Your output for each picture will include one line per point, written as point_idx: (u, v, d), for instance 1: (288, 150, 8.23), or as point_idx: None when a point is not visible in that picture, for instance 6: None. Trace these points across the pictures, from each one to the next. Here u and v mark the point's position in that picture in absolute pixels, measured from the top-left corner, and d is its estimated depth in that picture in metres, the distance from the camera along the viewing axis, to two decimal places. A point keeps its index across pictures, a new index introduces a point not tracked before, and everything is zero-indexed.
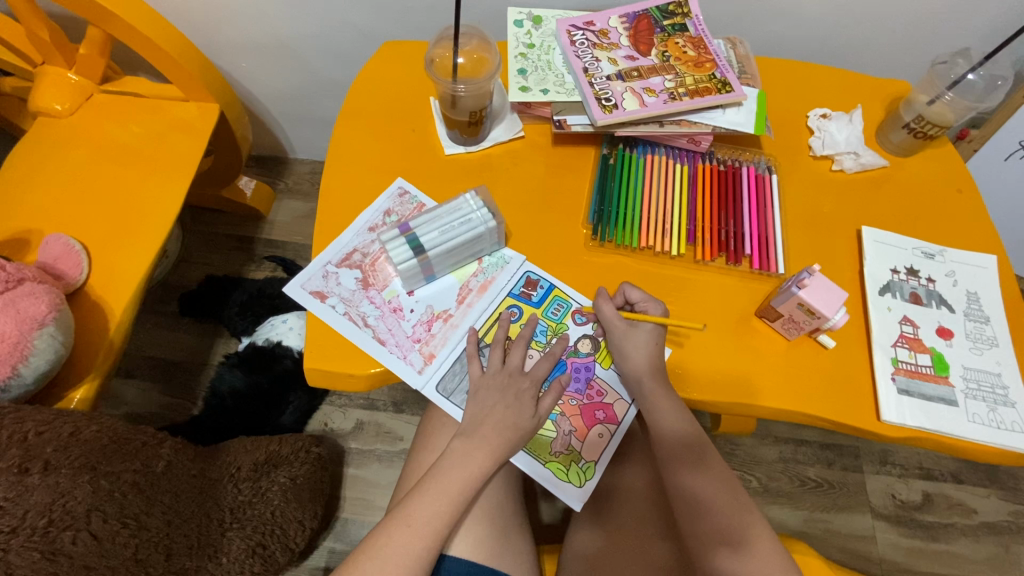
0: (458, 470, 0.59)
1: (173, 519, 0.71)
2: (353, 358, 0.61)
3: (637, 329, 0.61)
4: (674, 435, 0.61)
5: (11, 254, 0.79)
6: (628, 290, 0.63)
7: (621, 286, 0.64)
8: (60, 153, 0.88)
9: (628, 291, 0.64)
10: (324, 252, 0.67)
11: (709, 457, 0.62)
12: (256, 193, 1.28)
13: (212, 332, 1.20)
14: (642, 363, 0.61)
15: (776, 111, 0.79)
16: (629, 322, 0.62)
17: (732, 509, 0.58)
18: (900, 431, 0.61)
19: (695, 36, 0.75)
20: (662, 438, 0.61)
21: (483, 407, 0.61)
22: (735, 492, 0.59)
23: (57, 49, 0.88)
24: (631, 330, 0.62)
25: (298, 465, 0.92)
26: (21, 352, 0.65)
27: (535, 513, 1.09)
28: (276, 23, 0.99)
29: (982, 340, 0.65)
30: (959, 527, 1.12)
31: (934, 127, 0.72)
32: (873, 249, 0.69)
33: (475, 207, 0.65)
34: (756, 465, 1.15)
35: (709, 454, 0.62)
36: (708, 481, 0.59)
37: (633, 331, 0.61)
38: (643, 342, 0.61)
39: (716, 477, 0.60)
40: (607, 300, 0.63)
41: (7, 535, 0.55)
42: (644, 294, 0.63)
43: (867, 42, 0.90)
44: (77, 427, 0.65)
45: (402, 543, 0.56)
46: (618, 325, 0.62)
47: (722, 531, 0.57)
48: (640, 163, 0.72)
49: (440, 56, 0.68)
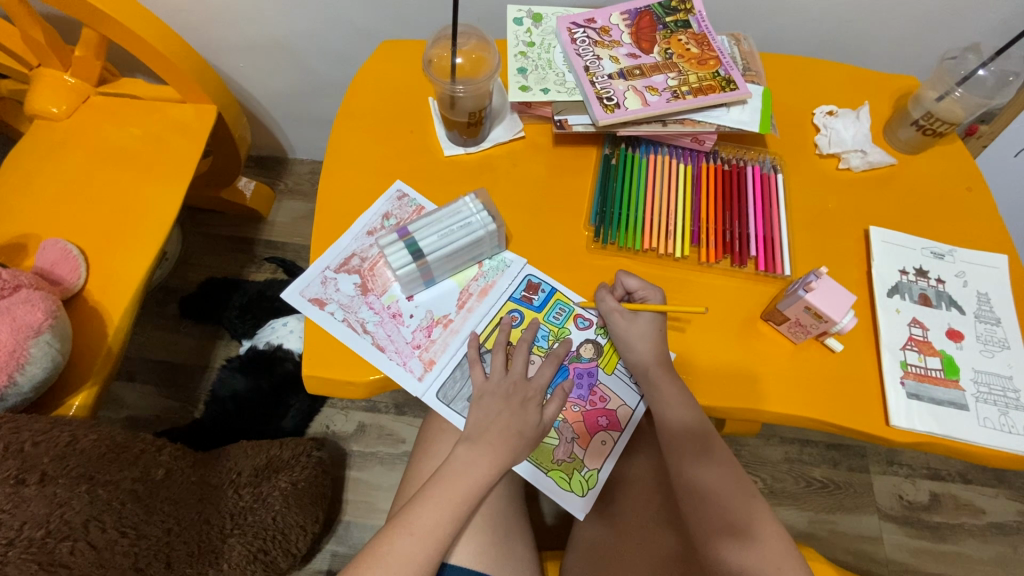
0: (462, 478, 0.59)
1: (173, 528, 0.70)
2: (352, 367, 0.60)
3: (638, 320, 0.61)
4: (687, 431, 0.59)
5: (7, 261, 0.78)
6: (624, 280, 0.63)
7: (617, 277, 0.64)
8: (57, 156, 0.87)
9: (625, 281, 0.63)
10: (322, 257, 0.66)
11: (716, 447, 0.60)
12: (255, 194, 1.27)
13: (213, 335, 1.20)
14: (644, 353, 0.60)
15: (781, 108, 0.78)
16: (630, 312, 0.61)
17: (743, 510, 0.56)
18: (909, 436, 0.60)
19: (698, 32, 0.73)
20: (673, 434, 0.59)
21: (488, 415, 0.60)
22: (745, 490, 0.58)
23: (53, 51, 0.87)
24: (633, 321, 0.61)
25: (299, 470, 0.91)
26: (17, 360, 0.64)
27: (538, 515, 1.08)
28: (274, 23, 0.98)
29: (993, 343, 0.64)
30: (967, 527, 1.11)
31: (943, 124, 0.71)
32: (881, 250, 0.68)
33: (475, 211, 0.64)
34: (761, 466, 1.14)
35: (716, 446, 0.60)
36: (719, 480, 0.58)
37: (636, 322, 0.61)
38: (646, 333, 0.61)
39: (729, 479, 0.58)
40: (605, 294, 0.63)
41: (5, 548, 0.55)
42: (641, 282, 0.63)
43: (873, 36, 0.88)
44: (75, 436, 0.63)
45: (404, 551, 0.55)
46: (619, 316, 0.62)
47: (732, 532, 0.56)
48: (642, 163, 0.71)
49: (438, 56, 0.67)
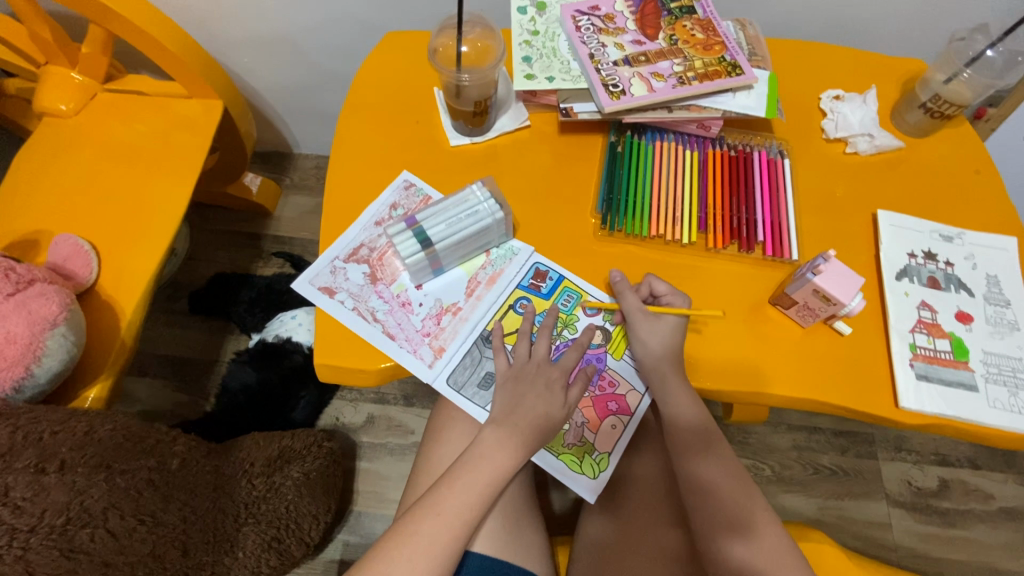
0: (489, 461, 0.58)
1: (189, 516, 0.71)
2: (362, 354, 0.61)
3: (660, 322, 0.61)
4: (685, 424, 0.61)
5: (20, 256, 0.80)
6: (653, 282, 0.63)
7: (646, 278, 0.63)
8: (67, 151, 0.88)
9: (653, 284, 0.63)
10: (331, 247, 0.67)
11: (717, 440, 0.62)
12: (262, 189, 1.28)
13: (222, 330, 1.21)
14: (657, 355, 0.60)
15: (787, 93, 0.77)
16: (653, 314, 0.61)
17: (739, 505, 0.59)
18: (919, 418, 0.60)
19: (703, 18, 0.73)
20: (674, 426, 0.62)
21: (518, 397, 0.60)
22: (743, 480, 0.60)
23: (60, 48, 0.88)
24: (655, 324, 0.61)
25: (310, 460, 0.92)
26: (34, 352, 0.65)
27: (547, 504, 1.09)
28: (278, 16, 0.98)
29: (1002, 324, 0.64)
30: (976, 513, 1.11)
31: (951, 106, 0.71)
32: (889, 233, 0.68)
33: (482, 198, 0.64)
34: (769, 454, 1.14)
35: (716, 438, 0.62)
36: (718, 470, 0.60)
37: (658, 324, 0.61)
38: (665, 337, 0.60)
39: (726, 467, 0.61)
40: (629, 292, 0.63)
41: (26, 534, 0.56)
42: (670, 287, 0.62)
43: (879, 18, 0.87)
44: (92, 426, 0.65)
45: (430, 532, 0.55)
46: (641, 316, 0.61)
47: (731, 518, 0.58)
48: (648, 150, 0.71)
49: (444, 46, 0.67)
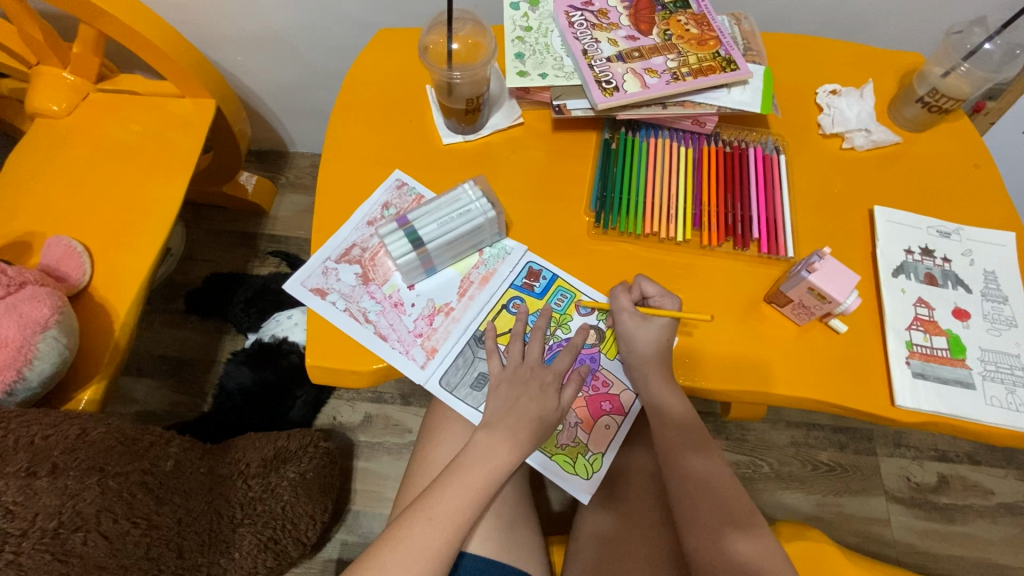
0: (482, 464, 0.58)
1: (184, 518, 0.71)
2: (354, 355, 0.60)
3: (648, 324, 0.60)
4: (672, 427, 0.61)
5: (13, 259, 0.79)
6: (644, 284, 0.61)
7: (637, 279, 0.62)
8: (59, 152, 0.87)
9: (643, 285, 0.61)
10: (323, 248, 0.66)
11: (705, 441, 0.63)
12: (257, 188, 1.27)
13: (219, 330, 1.21)
14: (644, 355, 0.60)
15: (784, 88, 0.77)
16: (641, 315, 0.61)
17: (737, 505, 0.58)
18: (915, 416, 0.59)
19: (698, 13, 0.73)
20: (661, 429, 0.62)
21: (508, 400, 0.59)
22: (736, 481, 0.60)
23: (51, 49, 0.87)
24: (643, 325, 0.60)
25: (306, 460, 0.92)
26: (25, 356, 0.65)
27: (545, 502, 1.09)
28: (271, 14, 0.97)
29: (1000, 321, 0.63)
30: (975, 508, 1.10)
31: (949, 100, 0.70)
32: (886, 230, 0.67)
33: (474, 198, 0.63)
34: (767, 450, 1.14)
35: (706, 437, 0.63)
36: (708, 466, 0.61)
37: (644, 326, 0.60)
38: (652, 339, 0.60)
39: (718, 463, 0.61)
40: (621, 292, 0.62)
41: (18, 539, 0.56)
42: (660, 288, 0.61)
43: (876, 13, 0.86)
44: (84, 429, 0.65)
45: (422, 537, 0.55)
46: (629, 316, 0.61)
47: (725, 512, 0.58)
48: (642, 146, 0.70)
49: (434, 43, 0.67)
